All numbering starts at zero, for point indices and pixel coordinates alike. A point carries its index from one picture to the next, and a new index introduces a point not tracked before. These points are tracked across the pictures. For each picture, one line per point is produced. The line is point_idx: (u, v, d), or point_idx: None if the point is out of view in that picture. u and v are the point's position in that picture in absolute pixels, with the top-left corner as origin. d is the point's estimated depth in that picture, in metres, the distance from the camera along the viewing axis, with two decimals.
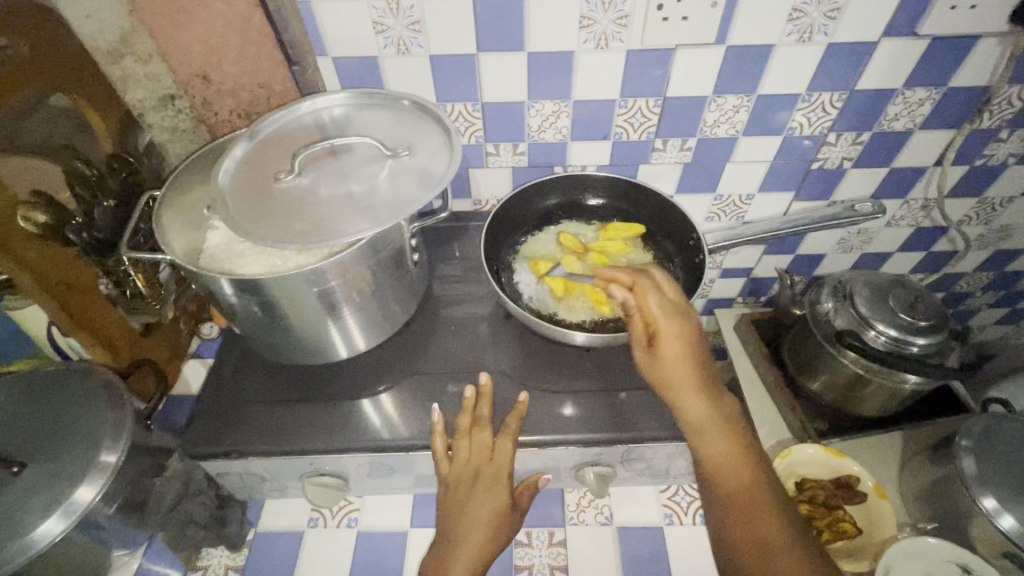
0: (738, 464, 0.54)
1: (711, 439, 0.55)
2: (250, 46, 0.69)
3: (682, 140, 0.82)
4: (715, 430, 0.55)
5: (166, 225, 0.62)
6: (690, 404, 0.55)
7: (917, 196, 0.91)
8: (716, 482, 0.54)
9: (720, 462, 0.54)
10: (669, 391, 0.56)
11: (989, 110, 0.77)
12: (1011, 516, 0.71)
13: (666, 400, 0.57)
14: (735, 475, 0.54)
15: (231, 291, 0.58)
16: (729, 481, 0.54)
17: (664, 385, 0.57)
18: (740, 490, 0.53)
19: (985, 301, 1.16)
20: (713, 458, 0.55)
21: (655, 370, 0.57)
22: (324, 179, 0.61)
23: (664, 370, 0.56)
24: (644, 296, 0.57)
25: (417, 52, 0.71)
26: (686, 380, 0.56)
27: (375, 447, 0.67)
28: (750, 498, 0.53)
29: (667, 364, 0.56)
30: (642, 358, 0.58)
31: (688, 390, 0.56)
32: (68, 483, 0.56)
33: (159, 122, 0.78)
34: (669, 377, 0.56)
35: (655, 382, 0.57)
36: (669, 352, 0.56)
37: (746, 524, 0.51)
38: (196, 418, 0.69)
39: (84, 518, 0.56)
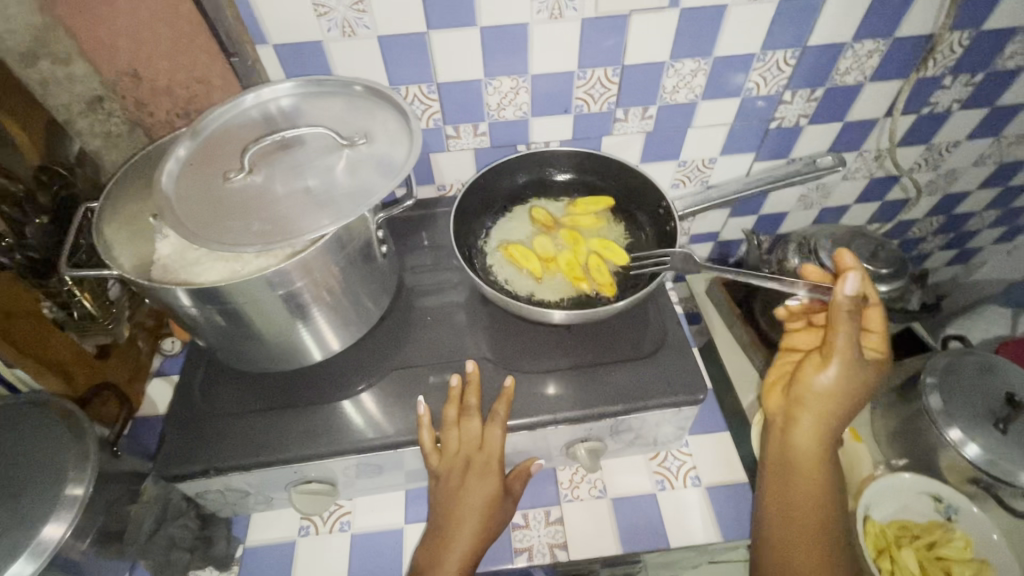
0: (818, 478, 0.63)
1: (818, 444, 0.63)
2: (182, 37, 0.64)
3: (643, 109, 0.81)
4: (826, 444, 0.63)
5: (109, 237, 0.57)
6: (829, 417, 0.62)
7: (871, 148, 0.94)
8: (799, 479, 0.63)
9: (808, 468, 0.63)
10: (846, 403, 0.61)
11: (934, 57, 0.80)
12: (975, 445, 0.76)
13: (814, 401, 0.62)
14: (816, 481, 0.63)
15: (190, 302, 0.55)
16: (805, 487, 0.63)
17: (841, 395, 0.61)
18: (809, 496, 0.62)
19: (936, 244, 1.21)
20: (808, 462, 0.63)
21: (847, 381, 0.60)
22: (279, 175, 0.58)
23: (851, 384, 0.60)
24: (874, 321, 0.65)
25: (364, 33, 0.67)
26: (857, 402, 0.61)
27: (360, 447, 0.65)
28: (811, 508, 0.62)
29: (852, 382, 0.60)
30: (846, 368, 0.60)
31: (845, 409, 0.62)
32: (33, 521, 0.52)
33: (90, 128, 0.72)
34: (856, 394, 0.61)
35: (829, 387, 0.61)
36: (870, 372, 0.61)
37: (800, 518, 0.62)
38: (167, 437, 0.66)
39: (56, 556, 0.52)
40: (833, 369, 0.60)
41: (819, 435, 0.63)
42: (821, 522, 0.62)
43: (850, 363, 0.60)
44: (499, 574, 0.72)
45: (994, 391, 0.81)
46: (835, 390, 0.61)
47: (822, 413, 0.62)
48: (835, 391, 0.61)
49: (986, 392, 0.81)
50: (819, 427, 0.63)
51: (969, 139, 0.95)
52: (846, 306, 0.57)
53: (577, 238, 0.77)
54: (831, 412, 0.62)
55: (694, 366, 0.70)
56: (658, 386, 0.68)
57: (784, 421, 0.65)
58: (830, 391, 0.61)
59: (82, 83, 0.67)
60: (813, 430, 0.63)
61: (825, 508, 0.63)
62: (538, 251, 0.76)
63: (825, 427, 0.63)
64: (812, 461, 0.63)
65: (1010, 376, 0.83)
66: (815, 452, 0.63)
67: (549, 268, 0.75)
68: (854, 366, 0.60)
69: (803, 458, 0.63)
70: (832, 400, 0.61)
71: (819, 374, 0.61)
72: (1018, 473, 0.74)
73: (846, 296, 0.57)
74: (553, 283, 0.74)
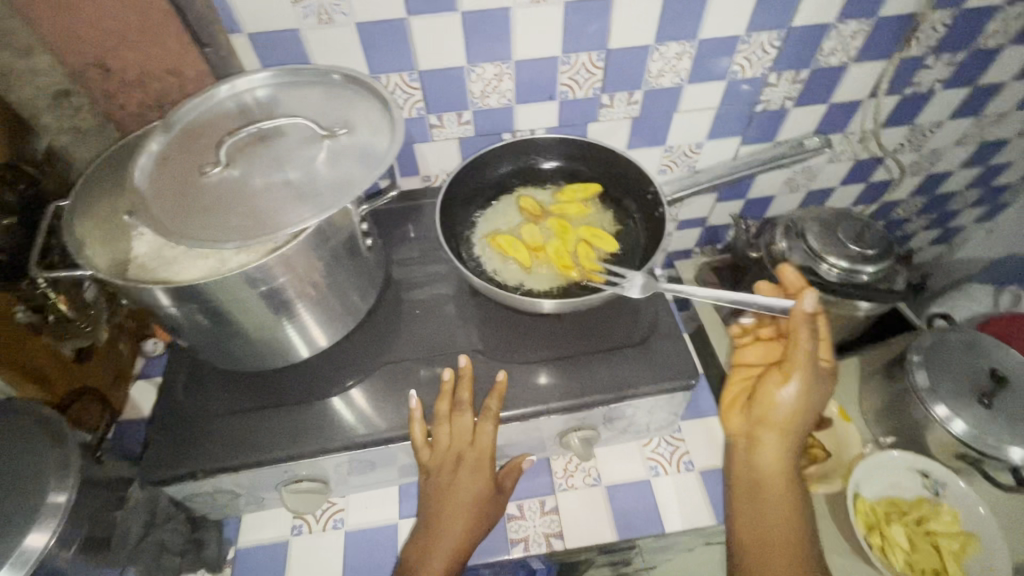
0: (786, 498, 0.61)
1: (781, 461, 0.61)
2: (151, 27, 0.62)
3: (629, 94, 0.81)
4: (789, 459, 0.62)
5: (83, 237, 0.55)
6: (791, 432, 0.61)
7: (855, 129, 0.94)
8: (765, 500, 0.61)
9: (776, 489, 0.61)
10: (805, 417, 0.61)
11: (917, 37, 0.80)
12: (962, 421, 0.77)
13: (774, 418, 0.61)
14: (783, 501, 0.60)
15: (170, 301, 0.53)
16: (772, 507, 0.60)
17: (802, 409, 0.60)
18: (778, 517, 0.60)
19: (919, 225, 1.22)
20: (777, 481, 0.61)
21: (806, 396, 0.60)
22: (257, 168, 0.56)
23: (809, 396, 0.60)
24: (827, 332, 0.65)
25: (341, 21, 0.65)
26: (814, 414, 0.61)
27: (350, 444, 0.64)
28: (785, 532, 0.59)
29: (811, 395, 0.60)
30: (805, 381, 0.59)
31: (804, 422, 0.61)
32: (16, 530, 0.51)
33: (58, 122, 0.68)
34: (814, 408, 0.61)
35: (790, 403, 0.60)
36: (826, 383, 0.61)
37: (771, 541, 0.59)
38: (153, 440, 0.64)
39: (41, 565, 0.51)
40: (794, 382, 0.59)
41: (782, 451, 0.62)
42: (797, 545, 0.59)
43: (809, 375, 0.59)
44: (495, 566, 0.71)
45: (978, 367, 0.82)
46: (797, 405, 0.60)
47: (783, 430, 0.61)
48: (796, 405, 0.60)
49: (971, 369, 0.82)
50: (782, 443, 0.61)
51: (952, 118, 0.96)
52: (800, 319, 0.59)
53: (565, 226, 0.76)
54: (793, 428, 0.61)
55: (685, 352, 0.69)
56: (650, 373, 0.68)
57: (747, 442, 0.64)
58: (790, 406, 0.60)
59: (46, 76, 0.64)
60: (776, 446, 0.61)
61: (797, 529, 0.60)
62: (526, 241, 0.75)
63: (786, 442, 0.61)
64: (780, 479, 0.61)
65: (994, 352, 0.84)
66: (783, 469, 0.61)
67: (538, 257, 0.75)
68: (812, 378, 0.60)
69: (771, 476, 0.61)
70: (792, 415, 0.60)
71: (780, 389, 0.60)
72: (1003, 447, 0.75)
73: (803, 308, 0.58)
74: (543, 272, 0.74)
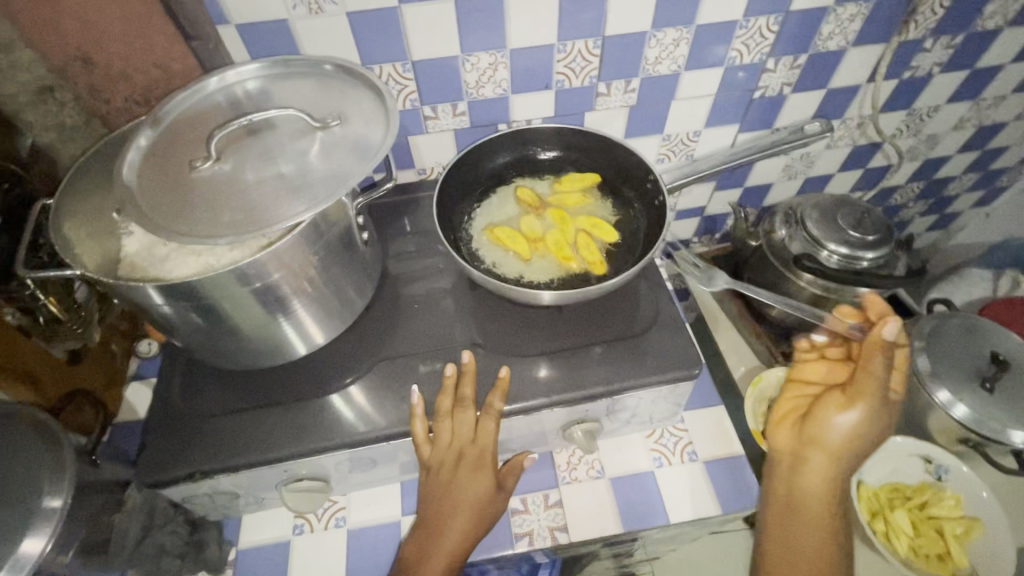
0: (823, 522, 0.61)
1: (826, 485, 0.62)
2: (135, 18, 0.60)
3: (626, 82, 0.79)
4: (832, 487, 0.62)
5: (71, 237, 0.53)
6: (842, 459, 0.62)
7: (853, 115, 0.93)
8: (801, 519, 0.62)
9: (815, 511, 0.61)
10: (859, 450, 0.62)
11: (915, 20, 0.79)
12: (963, 405, 0.77)
13: (828, 443, 0.62)
14: (821, 527, 0.61)
15: (162, 300, 0.52)
16: (806, 528, 0.61)
17: (858, 438, 0.61)
18: (812, 538, 0.60)
19: (916, 211, 1.22)
20: (817, 505, 0.62)
21: (864, 425, 0.60)
22: (248, 162, 0.54)
23: (869, 428, 0.61)
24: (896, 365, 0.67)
25: (331, 10, 0.64)
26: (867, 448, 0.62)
27: (350, 442, 0.63)
28: (817, 556, 0.60)
29: (869, 426, 0.61)
30: (868, 412, 0.60)
31: (856, 454, 0.62)
32: (10, 534, 0.50)
33: (41, 119, 0.66)
34: (869, 439, 0.62)
35: (847, 431, 0.61)
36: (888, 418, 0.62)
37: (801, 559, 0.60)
38: (149, 442, 0.63)
39: (38, 570, 0.50)
40: (859, 409, 0.60)
41: (829, 478, 0.62)
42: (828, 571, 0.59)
43: (874, 408, 0.60)
44: (500, 560, 0.71)
45: (978, 352, 0.82)
46: (854, 433, 0.61)
47: (835, 457, 0.62)
48: (854, 433, 0.61)
49: (971, 353, 0.82)
50: (828, 467, 0.62)
51: (949, 103, 0.95)
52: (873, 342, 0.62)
53: (565, 217, 0.75)
54: (844, 455, 0.62)
55: (688, 342, 0.69)
56: (653, 363, 0.67)
57: (792, 460, 0.64)
58: (846, 432, 0.61)
59: (29, 71, 0.62)
60: (821, 471, 0.62)
61: (830, 555, 0.60)
62: (525, 232, 0.74)
63: (834, 469, 0.62)
64: (819, 502, 0.62)
65: (994, 337, 0.84)
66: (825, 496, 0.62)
67: (538, 248, 0.74)
68: (878, 411, 0.60)
69: (810, 499, 0.62)
70: (846, 442, 0.61)
71: (838, 414, 0.61)
72: (1005, 431, 0.75)
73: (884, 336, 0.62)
74: (543, 264, 0.73)
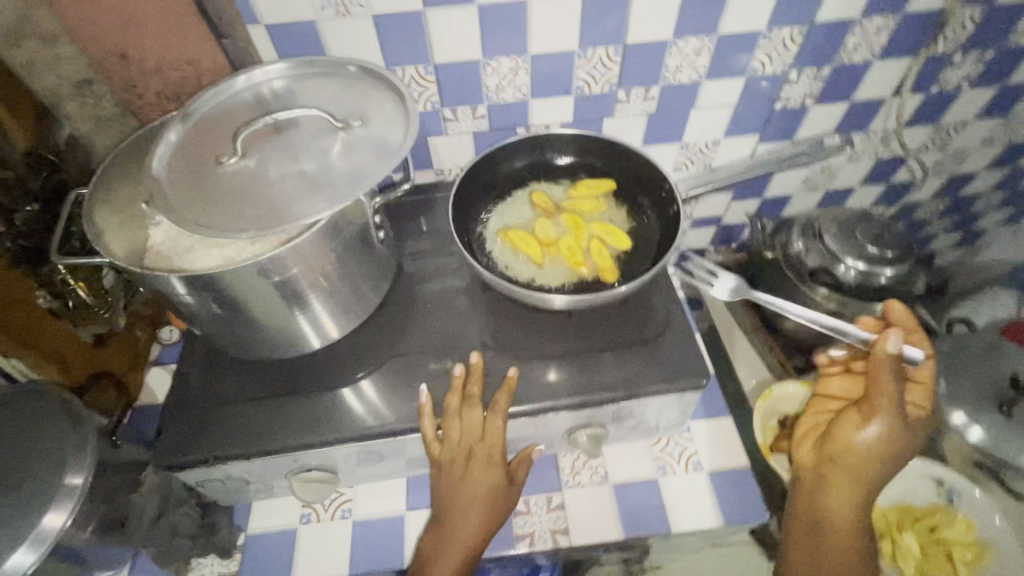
0: (848, 543, 0.60)
1: (851, 505, 0.61)
2: (171, 17, 0.63)
3: (645, 90, 0.80)
4: (859, 507, 0.61)
5: (102, 225, 0.55)
6: (868, 477, 0.60)
7: (877, 128, 0.92)
8: (827, 541, 0.60)
9: (840, 532, 0.60)
10: (882, 466, 0.59)
11: (945, 35, 0.78)
12: (980, 428, 0.76)
13: (851, 462, 0.60)
14: (850, 551, 0.59)
15: (184, 290, 0.54)
16: (832, 550, 0.60)
17: (881, 455, 0.59)
18: (840, 559, 0.59)
19: (942, 226, 1.19)
20: (840, 531, 0.60)
21: (886, 442, 0.58)
22: (272, 159, 0.56)
23: (889, 445, 0.59)
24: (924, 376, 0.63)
25: (357, 13, 0.65)
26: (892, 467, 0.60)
27: (360, 435, 0.65)
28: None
29: (891, 444, 0.58)
30: (888, 428, 0.58)
31: (881, 474, 0.60)
32: (34, 508, 0.53)
33: (80, 111, 0.69)
34: (893, 455, 0.59)
35: (867, 450, 0.59)
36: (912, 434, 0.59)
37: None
38: (167, 426, 0.65)
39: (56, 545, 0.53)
40: (874, 426, 0.58)
41: (853, 502, 0.61)
42: None
43: (891, 424, 0.58)
44: (502, 560, 0.71)
45: None
46: (876, 449, 0.59)
47: (857, 476, 0.60)
48: (874, 450, 0.59)
49: None
50: (853, 486, 0.61)
51: (978, 118, 0.93)
52: (883, 360, 0.57)
53: (578, 222, 0.75)
54: (867, 473, 0.60)
55: (698, 352, 0.69)
56: (660, 372, 0.67)
57: (815, 480, 0.63)
58: (866, 450, 0.59)
59: (69, 66, 0.65)
60: (845, 496, 0.61)
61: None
62: (539, 236, 0.75)
63: (859, 491, 0.60)
64: (847, 530, 0.60)
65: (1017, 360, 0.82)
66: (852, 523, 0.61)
67: (550, 252, 0.74)
68: (897, 428, 0.58)
69: (838, 528, 0.60)
70: (868, 459, 0.59)
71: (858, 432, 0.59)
72: None
73: (889, 353, 0.57)
74: (554, 269, 0.73)
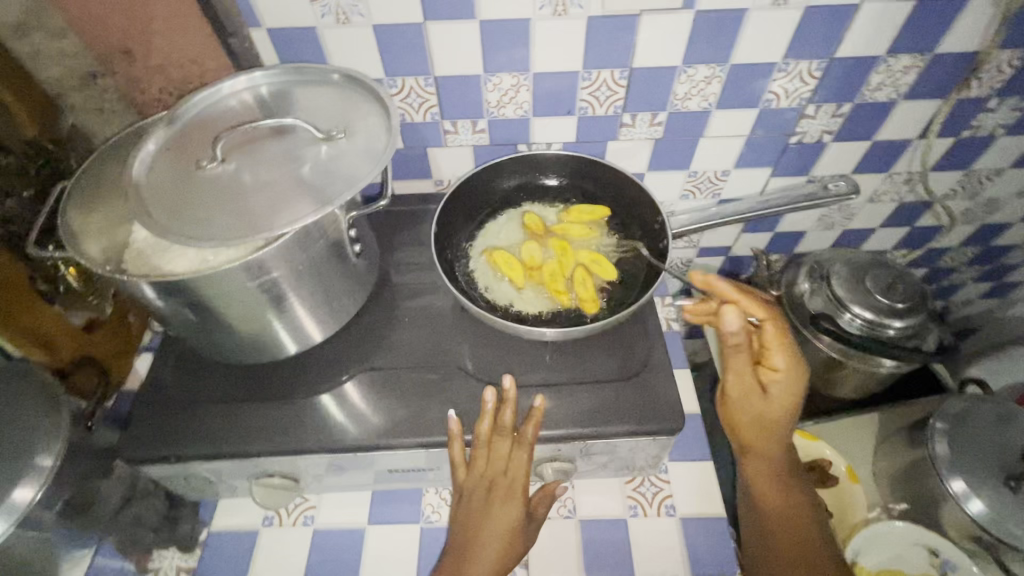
0: (780, 501, 0.64)
1: (772, 468, 0.65)
2: (174, 17, 0.63)
3: (652, 115, 0.77)
4: (778, 465, 0.65)
5: (79, 224, 0.56)
6: (760, 434, 0.65)
7: (901, 170, 0.87)
8: (759, 505, 0.65)
9: (771, 495, 0.65)
10: (761, 421, 0.64)
11: (979, 77, 0.73)
12: (980, 501, 0.71)
13: (740, 426, 0.66)
14: (785, 510, 0.64)
15: (154, 294, 0.54)
16: (767, 510, 0.64)
17: (752, 412, 0.64)
18: (778, 520, 0.63)
19: (970, 276, 1.12)
20: (769, 493, 0.65)
21: (749, 399, 0.64)
22: (250, 167, 0.56)
23: (753, 404, 0.64)
24: (774, 337, 0.62)
25: (358, 21, 0.65)
26: (778, 429, 0.64)
27: (325, 446, 0.64)
28: (790, 537, 0.62)
29: (757, 400, 0.64)
30: (744, 387, 0.64)
31: (772, 437, 0.65)
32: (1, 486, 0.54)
33: (83, 103, 0.72)
34: (767, 410, 0.64)
35: (742, 410, 0.65)
36: (774, 389, 0.63)
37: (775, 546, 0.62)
38: (137, 419, 0.66)
39: (21, 522, 0.54)
40: (733, 390, 0.65)
41: (773, 475, 0.65)
42: (804, 550, 0.61)
43: (740, 388, 0.64)
44: None
45: (1013, 445, 0.74)
46: (747, 408, 0.65)
47: (754, 437, 0.65)
48: (745, 416, 0.65)
49: (1003, 446, 0.75)
50: (764, 448, 0.65)
51: (1014, 167, 0.87)
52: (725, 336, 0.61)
53: (566, 248, 0.74)
54: (761, 432, 0.65)
55: (677, 395, 0.66)
56: (634, 413, 0.65)
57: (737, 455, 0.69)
58: (739, 413, 0.65)
59: (75, 58, 0.67)
60: (762, 469, 0.66)
61: (800, 534, 0.62)
62: (524, 259, 0.74)
63: (772, 462, 0.65)
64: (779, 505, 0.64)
65: None
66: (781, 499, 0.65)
67: (533, 279, 0.73)
68: (747, 392, 0.64)
69: (772, 506, 0.64)
70: (748, 418, 0.65)
71: (729, 399, 0.66)
72: None
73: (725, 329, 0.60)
74: (536, 295, 0.72)
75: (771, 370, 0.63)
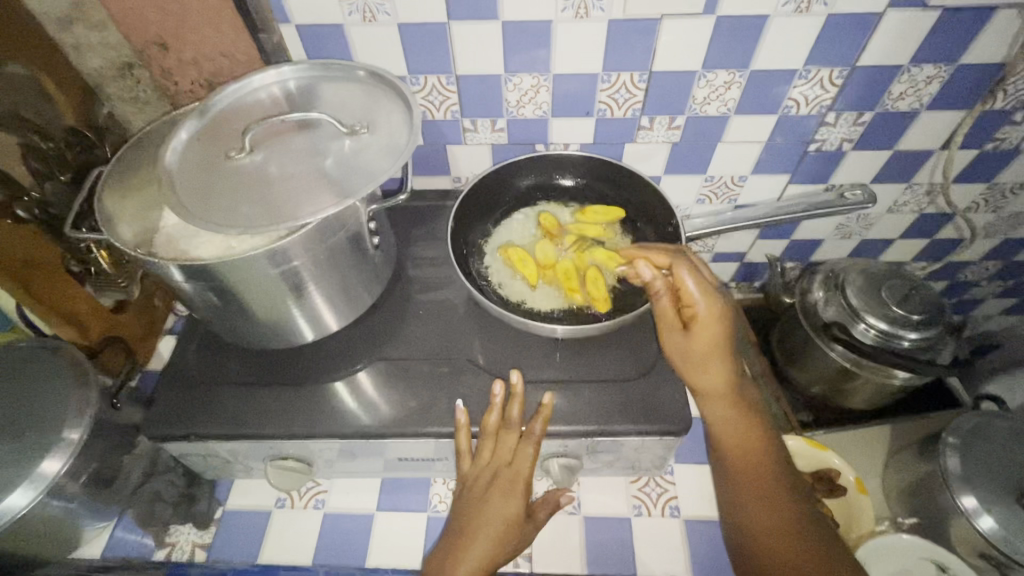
0: (749, 446, 0.62)
1: (733, 412, 0.62)
2: (209, 13, 0.66)
3: (671, 118, 0.77)
4: (735, 406, 0.62)
5: (115, 211, 0.58)
6: (707, 375, 0.62)
7: (922, 181, 0.86)
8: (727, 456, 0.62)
9: (737, 443, 0.62)
10: (700, 364, 0.62)
11: (1005, 90, 0.72)
12: (991, 517, 0.71)
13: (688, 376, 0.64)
14: (754, 458, 0.61)
15: (182, 278, 0.56)
16: (737, 459, 0.62)
17: (690, 357, 0.62)
18: (749, 468, 0.61)
19: (990, 291, 1.10)
20: (733, 440, 0.62)
21: (684, 348, 0.62)
22: (277, 158, 0.58)
23: (690, 347, 0.62)
24: (685, 276, 0.61)
25: (384, 20, 0.67)
26: (717, 367, 0.62)
27: (340, 429, 0.66)
28: (760, 484, 0.60)
29: (694, 343, 0.61)
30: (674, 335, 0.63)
31: (720, 376, 0.62)
32: (34, 455, 0.59)
33: (119, 92, 0.75)
34: (702, 351, 0.61)
35: (682, 357, 0.63)
36: (699, 328, 0.61)
37: (747, 498, 0.60)
38: (160, 398, 0.69)
39: (50, 490, 0.59)
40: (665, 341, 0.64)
41: (734, 419, 0.62)
42: (774, 494, 0.59)
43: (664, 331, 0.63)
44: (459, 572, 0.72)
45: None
46: (685, 356, 0.62)
47: (704, 384, 0.62)
48: (682, 362, 0.63)
49: (1014, 464, 0.74)
50: (717, 393, 0.62)
51: None
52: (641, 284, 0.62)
53: (580, 247, 0.76)
54: (707, 377, 0.62)
55: (684, 397, 0.66)
56: (642, 413, 0.65)
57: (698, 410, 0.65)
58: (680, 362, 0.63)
59: (113, 50, 0.70)
60: (721, 412, 0.63)
61: (772, 481, 0.60)
62: (538, 257, 0.75)
63: (724, 401, 0.62)
64: (740, 446, 0.62)
65: None
66: (738, 442, 0.62)
67: (546, 276, 0.75)
68: (669, 331, 0.63)
69: (740, 453, 0.62)
70: (689, 363, 0.63)
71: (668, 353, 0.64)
72: None
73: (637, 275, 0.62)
74: (549, 293, 0.74)
75: (691, 307, 0.62)
